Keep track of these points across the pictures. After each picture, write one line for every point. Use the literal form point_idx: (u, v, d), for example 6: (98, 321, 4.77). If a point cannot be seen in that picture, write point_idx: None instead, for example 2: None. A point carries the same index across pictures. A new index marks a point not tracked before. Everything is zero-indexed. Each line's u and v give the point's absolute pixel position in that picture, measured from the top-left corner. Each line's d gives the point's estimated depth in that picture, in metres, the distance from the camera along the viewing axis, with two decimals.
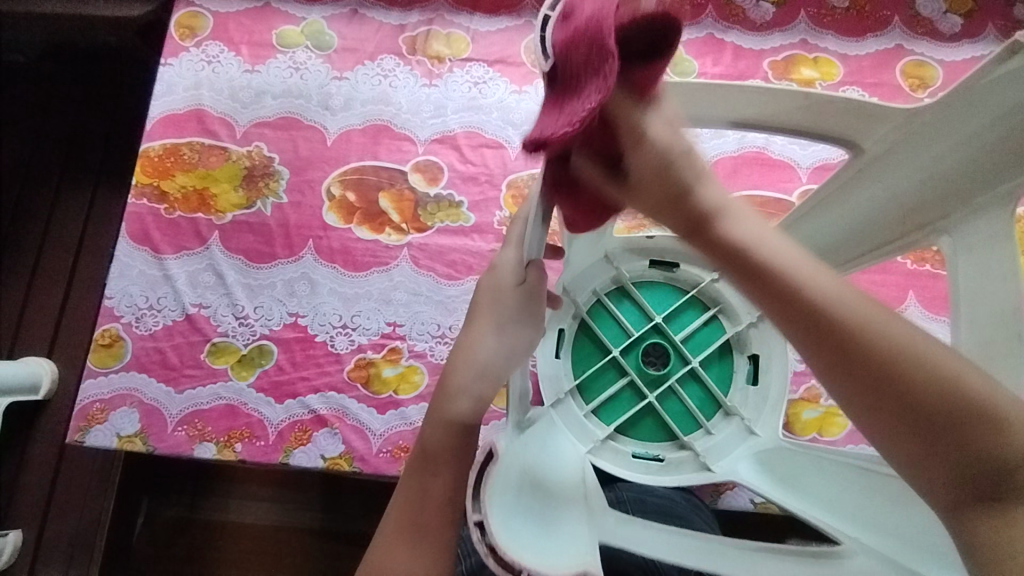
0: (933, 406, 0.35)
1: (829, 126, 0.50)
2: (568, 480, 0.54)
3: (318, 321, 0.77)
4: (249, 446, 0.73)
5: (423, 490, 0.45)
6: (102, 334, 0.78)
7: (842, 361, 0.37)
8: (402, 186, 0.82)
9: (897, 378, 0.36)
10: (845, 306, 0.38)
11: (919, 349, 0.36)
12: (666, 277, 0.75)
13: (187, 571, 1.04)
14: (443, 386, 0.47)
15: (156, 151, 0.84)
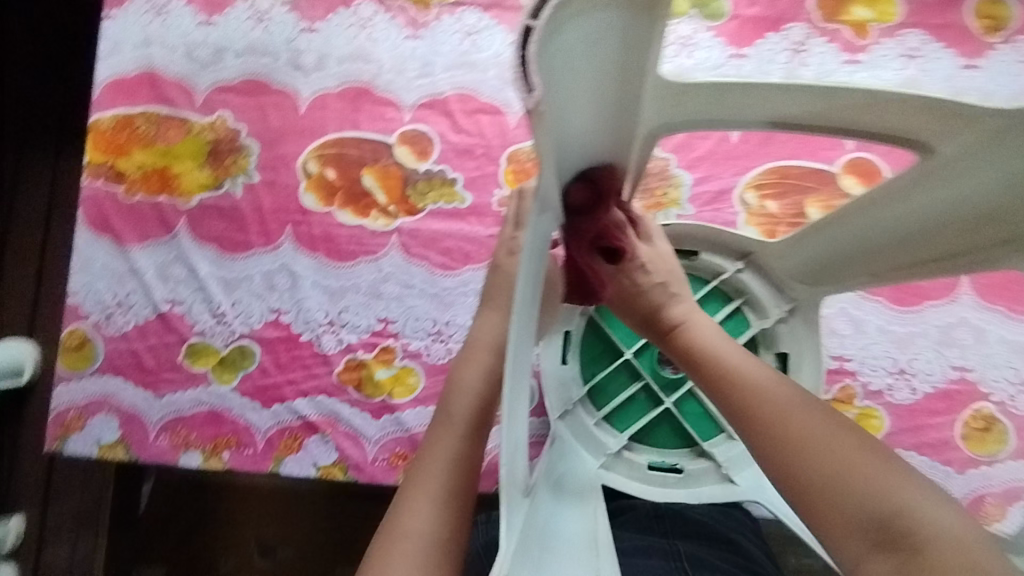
0: (862, 503, 0.37)
1: (897, 125, 0.38)
2: (574, 538, 0.45)
3: (303, 319, 0.70)
4: (237, 454, 0.68)
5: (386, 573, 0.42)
6: (70, 335, 0.71)
7: (814, 492, 0.38)
8: (387, 161, 0.72)
9: (870, 513, 0.37)
10: (823, 439, 0.40)
11: (860, 468, 0.38)
12: (687, 266, 0.66)
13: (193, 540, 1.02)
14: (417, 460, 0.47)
15: (108, 124, 0.74)
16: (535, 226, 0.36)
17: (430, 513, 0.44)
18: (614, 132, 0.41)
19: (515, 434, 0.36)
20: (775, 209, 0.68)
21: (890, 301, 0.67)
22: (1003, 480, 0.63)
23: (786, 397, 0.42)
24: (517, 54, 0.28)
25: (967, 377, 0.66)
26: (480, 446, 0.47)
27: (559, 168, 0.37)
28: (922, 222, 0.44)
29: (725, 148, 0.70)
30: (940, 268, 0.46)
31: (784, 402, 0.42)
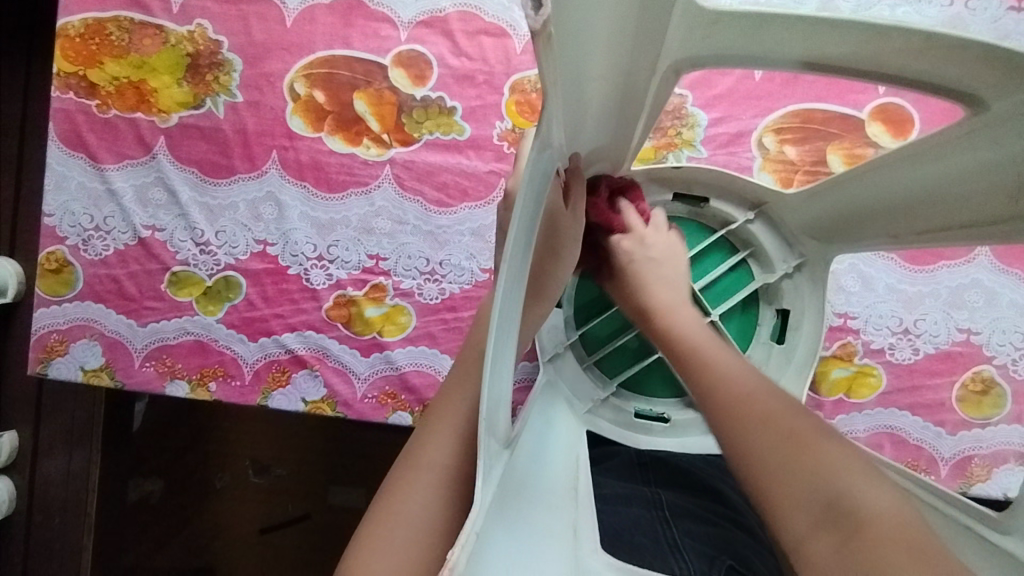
0: (802, 473, 0.38)
1: (950, 74, 0.34)
2: (558, 487, 0.42)
3: (290, 251, 0.67)
4: (224, 385, 0.67)
5: (401, 506, 0.40)
6: (47, 258, 0.68)
7: (766, 469, 0.40)
8: (380, 84, 0.66)
9: (818, 490, 0.38)
10: (782, 421, 0.41)
11: (805, 444, 0.40)
12: (693, 212, 0.64)
13: (193, 447, 1.11)
14: (447, 388, 0.44)
15: (76, 29, 0.67)
16: (536, 168, 0.32)
17: (451, 444, 0.41)
18: (630, 67, 0.36)
19: (498, 386, 0.34)
20: (794, 156, 0.64)
21: (903, 259, 0.65)
22: (994, 443, 0.63)
23: (753, 384, 0.45)
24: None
25: (972, 339, 0.64)
26: None
27: (567, 106, 0.33)
28: (956, 181, 0.41)
29: (747, 86, 0.64)
30: (964, 235, 0.44)
31: (748, 386, 0.44)
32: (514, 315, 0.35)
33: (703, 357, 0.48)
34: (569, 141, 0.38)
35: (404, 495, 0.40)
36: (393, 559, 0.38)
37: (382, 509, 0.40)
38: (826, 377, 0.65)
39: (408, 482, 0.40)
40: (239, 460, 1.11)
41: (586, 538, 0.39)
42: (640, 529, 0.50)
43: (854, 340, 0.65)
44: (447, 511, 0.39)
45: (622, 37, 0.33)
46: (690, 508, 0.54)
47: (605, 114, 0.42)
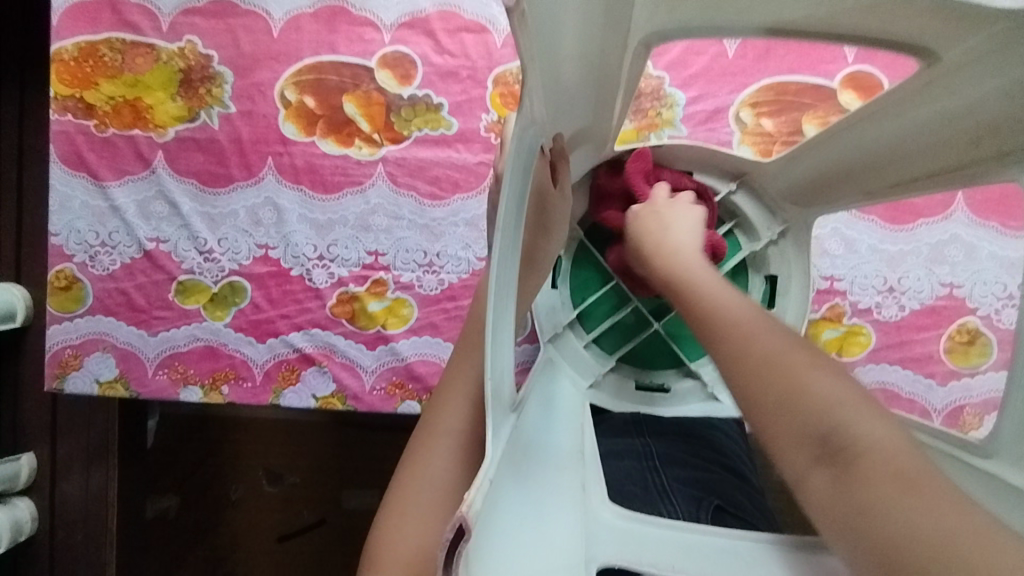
0: (790, 396, 0.36)
1: (904, 31, 0.36)
2: (565, 449, 0.45)
3: (291, 253, 0.70)
4: (236, 387, 0.70)
5: (426, 470, 0.42)
6: (57, 276, 0.70)
7: (763, 413, 0.37)
8: (368, 87, 0.69)
9: (810, 422, 0.35)
10: (783, 360, 0.38)
11: (788, 362, 0.38)
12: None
13: (211, 461, 1.13)
14: (455, 360, 0.46)
15: (70, 53, 0.70)
16: (519, 144, 0.35)
17: (462, 409, 0.43)
18: (603, 43, 0.39)
19: (499, 356, 0.36)
20: (771, 128, 0.66)
21: (884, 220, 0.67)
22: (984, 391, 0.65)
23: (758, 325, 0.41)
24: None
25: (955, 293, 0.66)
26: None
27: (545, 86, 0.36)
28: (917, 130, 0.43)
29: (721, 64, 0.67)
30: (935, 181, 0.46)
31: (750, 330, 0.41)
32: (511, 289, 0.38)
33: (705, 306, 0.45)
34: (553, 119, 0.40)
35: (424, 460, 0.42)
36: (420, 516, 0.40)
37: (404, 475, 0.42)
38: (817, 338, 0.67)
39: (425, 448, 0.42)
40: (253, 471, 1.13)
41: (592, 491, 0.42)
42: (630, 478, 0.51)
43: (842, 302, 0.67)
44: (467, 471, 0.42)
45: (594, 16, 0.35)
46: (679, 456, 0.56)
47: (585, 93, 0.44)
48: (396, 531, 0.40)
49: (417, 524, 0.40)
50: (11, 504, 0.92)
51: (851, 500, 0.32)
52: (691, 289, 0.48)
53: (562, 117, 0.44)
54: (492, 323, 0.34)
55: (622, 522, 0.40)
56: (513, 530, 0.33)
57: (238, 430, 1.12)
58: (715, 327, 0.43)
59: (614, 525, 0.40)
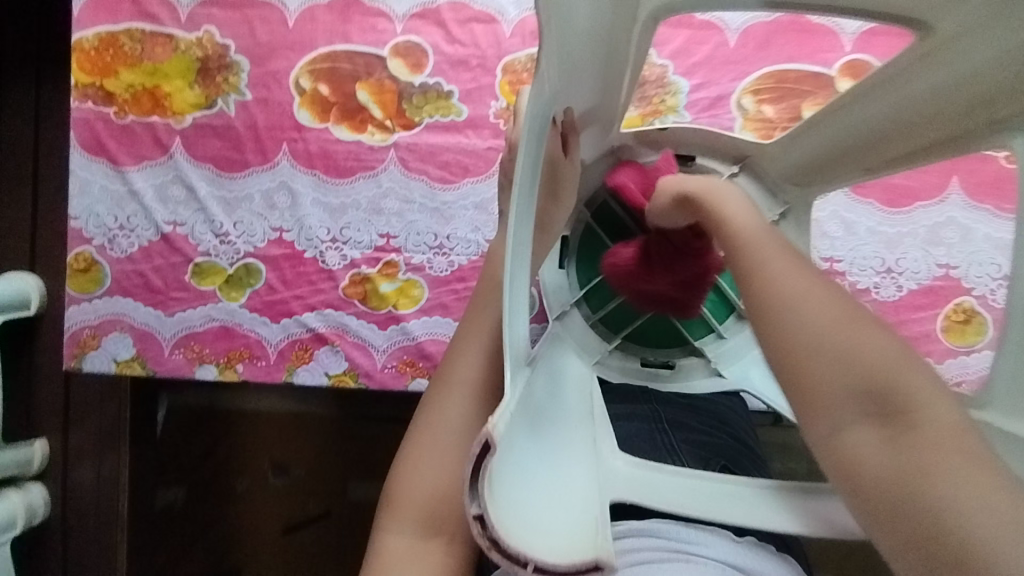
0: (854, 359, 0.37)
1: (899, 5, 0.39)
2: (576, 408, 0.48)
3: (305, 236, 0.72)
4: (250, 366, 0.72)
5: (442, 419, 0.45)
6: (76, 258, 0.72)
7: (802, 379, 0.38)
8: (381, 75, 0.71)
9: (869, 385, 0.36)
10: (829, 324, 0.38)
11: (841, 321, 0.38)
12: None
13: (217, 455, 1.14)
14: (471, 314, 0.48)
15: (91, 42, 0.72)
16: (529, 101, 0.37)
17: (478, 361, 0.46)
18: (612, 18, 0.41)
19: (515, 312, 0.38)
20: (771, 114, 0.68)
21: (881, 203, 0.69)
22: (979, 368, 0.67)
23: (798, 277, 0.41)
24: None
25: (950, 274, 0.69)
26: None
27: (562, 57, 0.38)
28: (914, 103, 0.45)
29: (723, 53, 0.69)
30: (933, 156, 0.48)
31: (790, 285, 0.40)
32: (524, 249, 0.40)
33: (741, 254, 0.43)
34: (565, 87, 0.42)
35: (440, 408, 0.45)
36: (437, 459, 0.44)
37: (421, 421, 0.45)
38: None
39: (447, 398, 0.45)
40: (259, 463, 1.14)
41: (602, 443, 0.46)
42: (640, 438, 0.54)
43: (840, 283, 0.69)
44: (481, 419, 0.45)
45: None
46: (688, 422, 0.58)
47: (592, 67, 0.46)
48: (413, 473, 0.44)
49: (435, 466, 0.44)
50: (25, 488, 0.93)
51: (902, 463, 0.35)
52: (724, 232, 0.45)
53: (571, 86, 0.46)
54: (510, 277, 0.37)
55: (630, 467, 0.44)
56: (530, 470, 0.37)
57: (245, 420, 1.13)
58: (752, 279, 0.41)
59: (623, 470, 0.43)
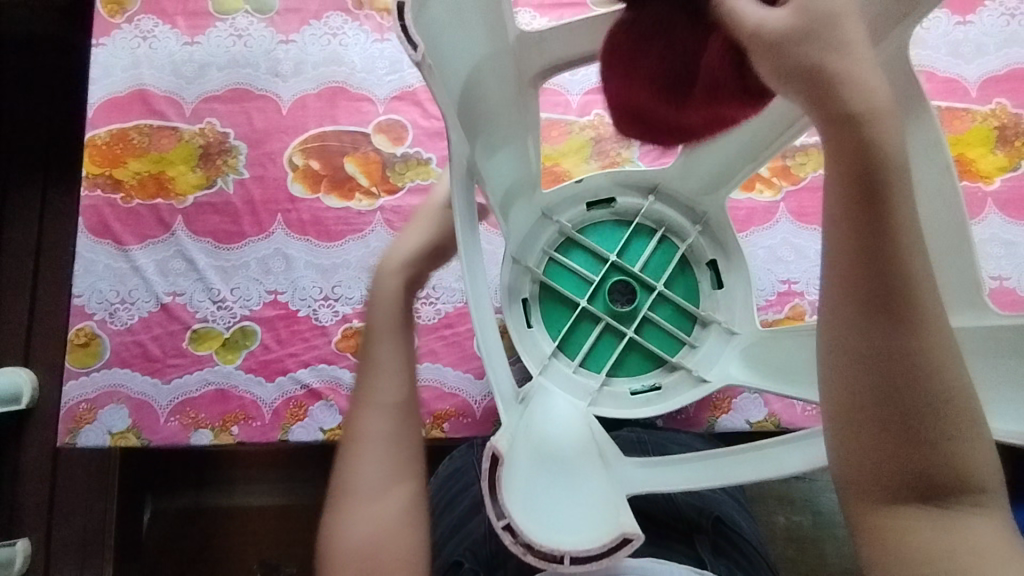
0: (934, 432, 0.32)
1: None
2: (577, 427, 0.54)
3: (299, 296, 0.76)
4: (245, 427, 0.73)
5: (356, 474, 0.49)
6: (77, 334, 0.75)
7: (887, 438, 0.32)
8: (366, 149, 0.79)
9: (939, 467, 0.32)
10: (945, 391, 0.31)
11: (939, 378, 0.32)
12: (610, 214, 0.73)
13: (200, 564, 1.00)
14: (364, 370, 0.53)
15: (103, 139, 0.80)
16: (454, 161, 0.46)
17: (378, 413, 0.51)
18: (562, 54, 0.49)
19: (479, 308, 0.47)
20: None
21: None
22: None
23: (938, 323, 0.32)
24: (399, 25, 0.37)
25: None
26: (409, 352, 0.54)
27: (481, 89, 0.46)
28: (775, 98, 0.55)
29: None
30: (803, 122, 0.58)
31: (929, 333, 0.31)
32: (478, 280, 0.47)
33: (886, 257, 0.31)
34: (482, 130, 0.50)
35: (354, 466, 0.49)
36: (367, 513, 0.48)
37: (341, 484, 0.49)
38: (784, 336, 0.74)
39: (366, 448, 0.50)
40: (245, 567, 1.00)
41: (609, 452, 0.51)
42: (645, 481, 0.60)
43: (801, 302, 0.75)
44: (393, 466, 0.50)
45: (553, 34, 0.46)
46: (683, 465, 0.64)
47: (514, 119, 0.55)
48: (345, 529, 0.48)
49: (365, 517, 0.48)
50: None
51: (954, 544, 0.32)
52: (880, 235, 0.31)
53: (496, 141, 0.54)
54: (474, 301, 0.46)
55: (641, 469, 0.49)
56: (542, 491, 0.44)
57: (228, 521, 1.01)
58: (886, 297, 0.31)
59: (635, 472, 0.48)
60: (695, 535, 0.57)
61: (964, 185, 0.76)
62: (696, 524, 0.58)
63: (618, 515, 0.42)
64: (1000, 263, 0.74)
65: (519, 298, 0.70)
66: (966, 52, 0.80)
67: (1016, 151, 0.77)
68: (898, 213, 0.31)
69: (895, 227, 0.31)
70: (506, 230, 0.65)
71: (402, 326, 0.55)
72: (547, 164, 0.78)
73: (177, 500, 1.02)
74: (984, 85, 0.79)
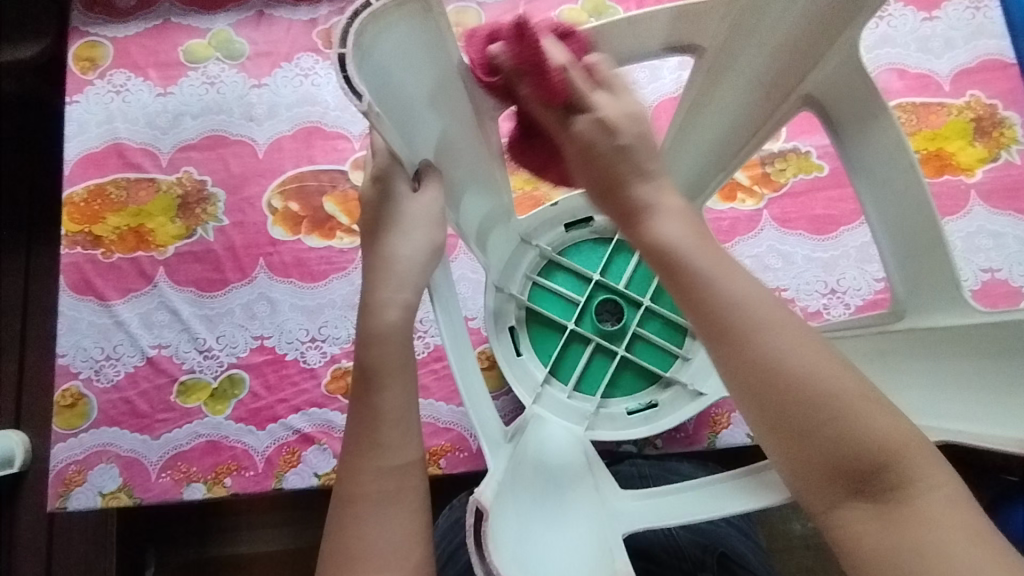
0: (836, 437, 0.34)
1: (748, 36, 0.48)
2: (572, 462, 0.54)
3: (286, 340, 0.75)
4: (238, 478, 0.71)
5: (358, 540, 0.42)
6: (63, 395, 0.74)
7: (794, 449, 0.35)
8: (345, 186, 0.79)
9: (863, 465, 0.34)
10: (826, 385, 0.35)
11: (827, 383, 0.35)
12: (590, 232, 0.72)
13: None
14: (361, 416, 0.44)
15: (81, 195, 0.80)
16: (416, 208, 0.44)
17: (382, 468, 0.43)
18: None
19: (460, 348, 0.47)
20: None
21: (810, 232, 0.76)
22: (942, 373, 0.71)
23: (783, 338, 0.36)
24: (342, 76, 0.34)
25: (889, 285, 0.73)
26: (414, 395, 0.45)
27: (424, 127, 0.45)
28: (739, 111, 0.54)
29: None
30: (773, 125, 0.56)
31: (777, 352, 0.36)
32: (459, 324, 0.48)
33: (713, 312, 0.37)
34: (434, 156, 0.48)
35: (353, 529, 0.42)
36: None
37: (336, 550, 0.42)
38: None
39: (372, 509, 0.42)
40: None
41: (606, 488, 0.51)
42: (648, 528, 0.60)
43: (793, 308, 0.74)
44: (400, 531, 0.42)
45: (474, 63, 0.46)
46: None
47: (474, 153, 0.54)
48: None
49: None
50: None
51: (901, 540, 0.33)
52: (704, 293, 0.38)
53: (461, 181, 0.54)
54: (453, 340, 0.46)
55: (638, 503, 0.48)
56: (535, 532, 0.44)
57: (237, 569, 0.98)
58: (726, 342, 0.37)
59: (631, 507, 0.48)
60: (700, 574, 0.56)
61: (946, 179, 0.76)
62: (700, 562, 0.57)
63: (614, 562, 0.40)
64: (989, 255, 0.73)
65: (506, 326, 0.69)
66: (935, 47, 0.80)
67: (995, 141, 0.76)
68: (707, 268, 0.38)
69: (707, 284, 0.38)
70: (486, 259, 0.65)
71: (406, 367, 0.45)
72: (527, 188, 0.78)
73: (181, 553, 0.98)
74: (957, 78, 0.79)
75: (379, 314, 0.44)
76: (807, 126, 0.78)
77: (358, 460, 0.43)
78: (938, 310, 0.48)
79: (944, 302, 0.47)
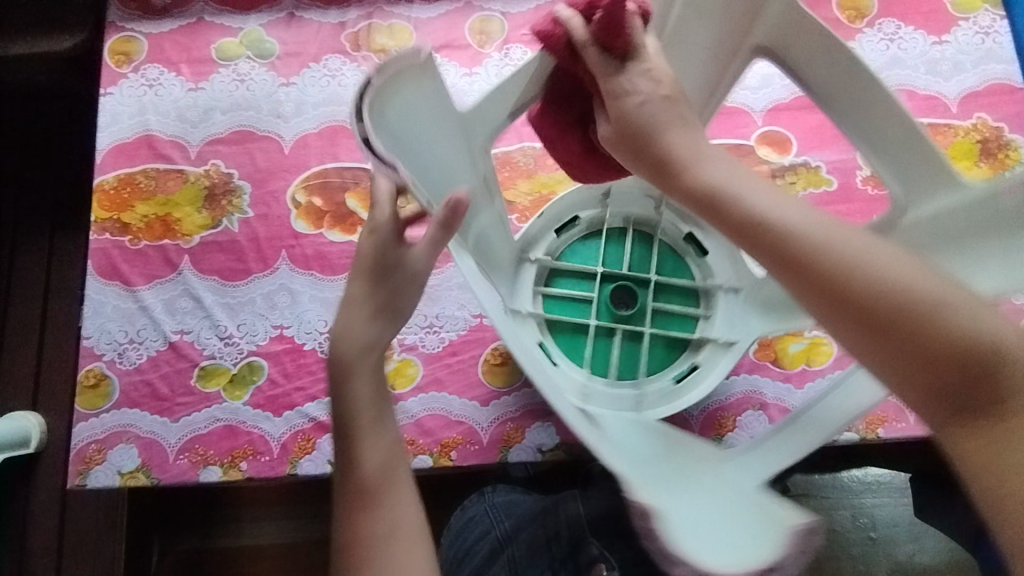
0: (934, 340, 0.36)
1: None
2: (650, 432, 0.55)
3: (305, 330, 0.77)
4: (254, 463, 0.73)
5: (379, 524, 0.47)
6: (86, 375, 0.76)
7: (887, 360, 0.37)
8: (367, 184, 0.82)
9: (966, 367, 0.35)
10: (902, 296, 0.36)
11: (902, 290, 0.37)
12: (578, 232, 0.74)
13: None
14: (344, 419, 0.49)
15: (111, 184, 0.82)
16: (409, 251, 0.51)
17: (374, 458, 0.48)
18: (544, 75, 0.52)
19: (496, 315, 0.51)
20: None
21: None
22: None
23: (850, 254, 0.38)
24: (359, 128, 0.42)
25: None
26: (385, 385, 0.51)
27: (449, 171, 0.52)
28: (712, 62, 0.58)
29: None
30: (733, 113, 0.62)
31: (844, 272, 0.37)
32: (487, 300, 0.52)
33: (779, 242, 0.39)
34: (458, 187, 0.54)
35: (369, 520, 0.47)
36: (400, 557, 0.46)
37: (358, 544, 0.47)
38: (785, 351, 0.75)
39: (377, 498, 0.47)
40: None
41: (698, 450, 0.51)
42: None
43: None
44: (405, 508, 0.48)
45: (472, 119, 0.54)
46: None
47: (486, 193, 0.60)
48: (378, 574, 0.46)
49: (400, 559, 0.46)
50: None
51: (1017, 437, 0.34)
52: (768, 233, 0.39)
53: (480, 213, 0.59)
54: None
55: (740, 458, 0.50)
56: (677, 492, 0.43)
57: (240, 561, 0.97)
58: (797, 270, 0.38)
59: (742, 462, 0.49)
60: None
61: None
62: None
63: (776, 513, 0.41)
64: None
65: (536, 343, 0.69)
66: (944, 70, 0.82)
67: (1000, 162, 0.79)
68: (753, 202, 0.41)
69: (764, 215, 0.40)
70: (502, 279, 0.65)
71: (375, 364, 0.51)
72: (543, 192, 0.81)
73: (185, 542, 0.98)
74: (964, 100, 0.81)
75: (345, 335, 0.51)
76: (818, 142, 0.81)
77: (351, 460, 0.48)
78: (934, 189, 0.51)
79: (939, 182, 0.51)
